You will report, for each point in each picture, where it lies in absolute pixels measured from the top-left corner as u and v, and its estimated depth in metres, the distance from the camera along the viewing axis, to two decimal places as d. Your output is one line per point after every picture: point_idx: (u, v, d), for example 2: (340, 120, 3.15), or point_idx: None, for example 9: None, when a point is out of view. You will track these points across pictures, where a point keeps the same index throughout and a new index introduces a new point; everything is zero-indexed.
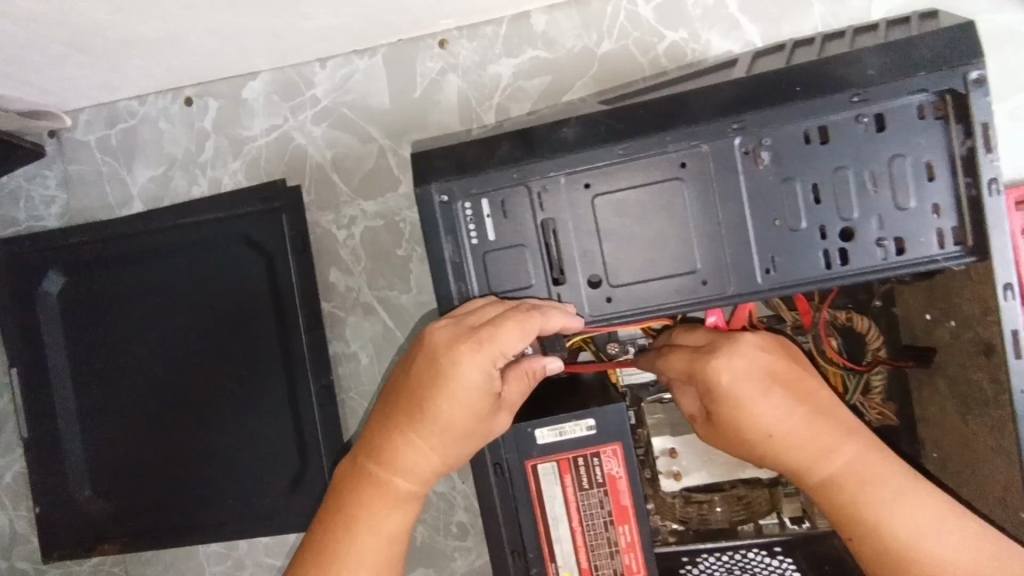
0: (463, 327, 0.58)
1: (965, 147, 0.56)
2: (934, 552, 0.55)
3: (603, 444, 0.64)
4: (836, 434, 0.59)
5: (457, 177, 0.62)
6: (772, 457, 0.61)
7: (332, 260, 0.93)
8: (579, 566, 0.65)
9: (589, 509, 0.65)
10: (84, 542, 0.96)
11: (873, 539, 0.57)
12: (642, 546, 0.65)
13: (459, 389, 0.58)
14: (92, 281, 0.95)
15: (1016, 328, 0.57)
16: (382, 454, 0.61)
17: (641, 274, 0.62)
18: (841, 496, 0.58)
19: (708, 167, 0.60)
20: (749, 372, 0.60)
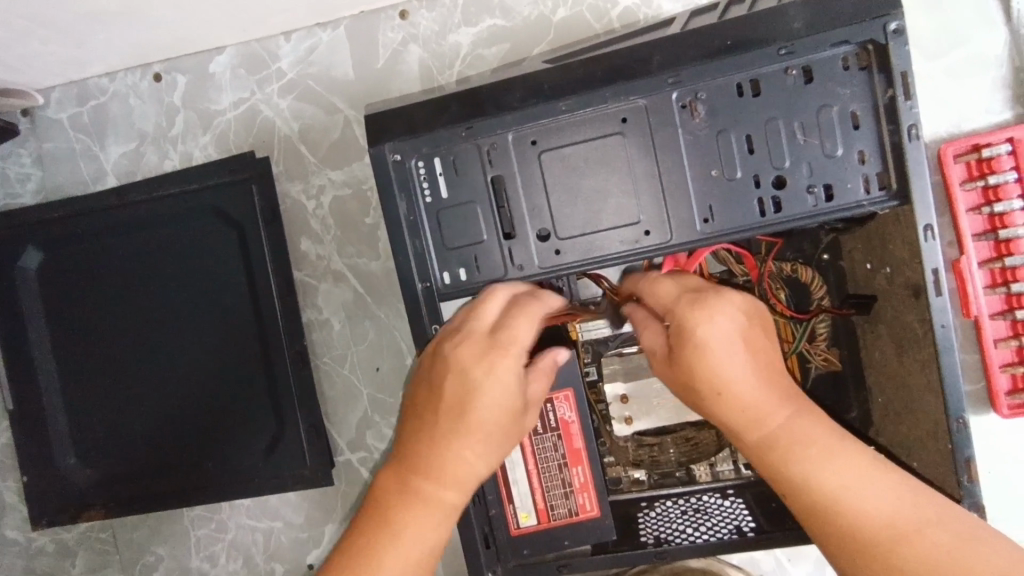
0: (483, 334, 0.62)
1: (887, 96, 0.59)
2: (857, 507, 0.55)
3: (556, 391, 0.70)
4: (780, 395, 0.61)
5: (409, 137, 0.65)
6: (718, 412, 0.62)
7: (302, 229, 0.96)
8: (536, 507, 0.69)
9: (544, 453, 0.70)
10: (71, 509, 0.99)
11: (804, 494, 0.58)
12: (595, 485, 0.70)
13: (497, 393, 0.61)
14: (69, 255, 0.98)
15: (936, 267, 0.60)
16: (427, 471, 0.61)
17: (587, 225, 0.65)
18: (779, 452, 0.59)
19: (647, 121, 0.63)
20: (719, 325, 0.61)
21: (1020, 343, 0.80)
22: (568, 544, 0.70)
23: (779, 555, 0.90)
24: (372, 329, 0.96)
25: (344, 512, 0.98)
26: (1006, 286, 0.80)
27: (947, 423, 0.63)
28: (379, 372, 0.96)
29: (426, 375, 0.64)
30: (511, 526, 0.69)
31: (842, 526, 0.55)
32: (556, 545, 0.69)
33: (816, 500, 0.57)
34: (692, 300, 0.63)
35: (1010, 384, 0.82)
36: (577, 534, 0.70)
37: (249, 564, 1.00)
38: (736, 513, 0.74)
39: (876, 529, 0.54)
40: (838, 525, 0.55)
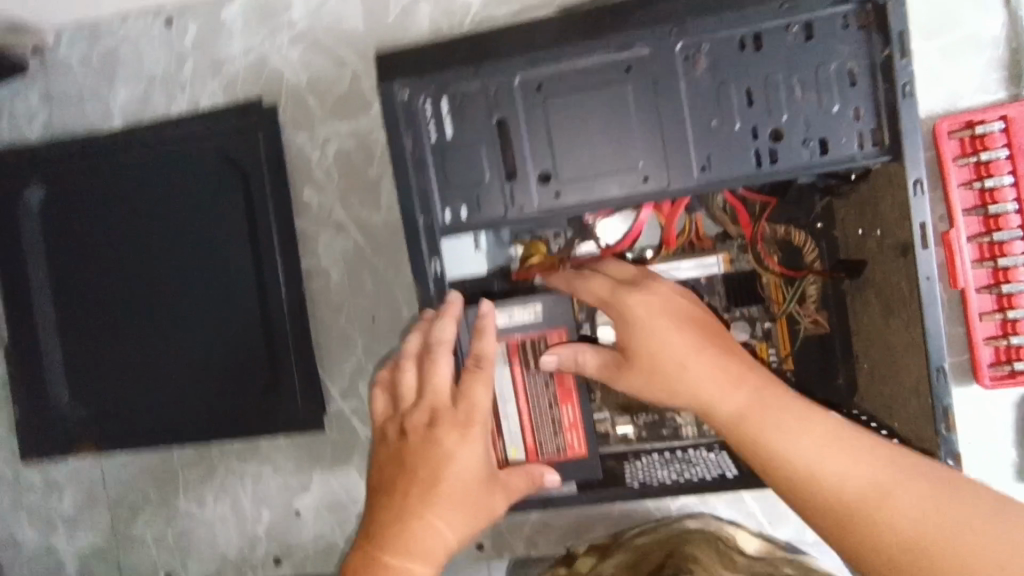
0: (438, 407, 0.68)
1: (884, 54, 0.61)
2: (834, 470, 0.55)
3: (549, 329, 0.70)
4: (734, 372, 0.63)
5: (420, 77, 0.67)
6: (680, 392, 0.64)
7: (305, 178, 0.97)
8: (524, 443, 0.71)
9: (535, 390, 0.71)
10: (63, 443, 1.00)
11: (780, 465, 0.57)
12: (584, 424, 0.71)
13: (461, 467, 0.66)
14: (71, 192, 0.99)
15: (924, 221, 0.63)
16: (398, 543, 0.65)
17: (588, 170, 0.68)
18: (747, 428, 0.59)
19: (650, 70, 0.65)
20: (653, 303, 0.67)
21: (1005, 316, 0.83)
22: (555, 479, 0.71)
23: (760, 519, 0.92)
24: (370, 280, 0.97)
25: (333, 459, 1.00)
26: (994, 260, 0.82)
27: (928, 374, 0.65)
28: (375, 323, 0.98)
29: (396, 452, 0.69)
30: (499, 459, 0.71)
31: (824, 495, 0.55)
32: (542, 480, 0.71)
33: (796, 471, 0.56)
34: (628, 295, 0.67)
35: (993, 356, 0.85)
36: (564, 470, 0.72)
37: (236, 508, 1.02)
38: (717, 466, 0.80)
39: (858, 491, 0.54)
40: (820, 495, 0.55)
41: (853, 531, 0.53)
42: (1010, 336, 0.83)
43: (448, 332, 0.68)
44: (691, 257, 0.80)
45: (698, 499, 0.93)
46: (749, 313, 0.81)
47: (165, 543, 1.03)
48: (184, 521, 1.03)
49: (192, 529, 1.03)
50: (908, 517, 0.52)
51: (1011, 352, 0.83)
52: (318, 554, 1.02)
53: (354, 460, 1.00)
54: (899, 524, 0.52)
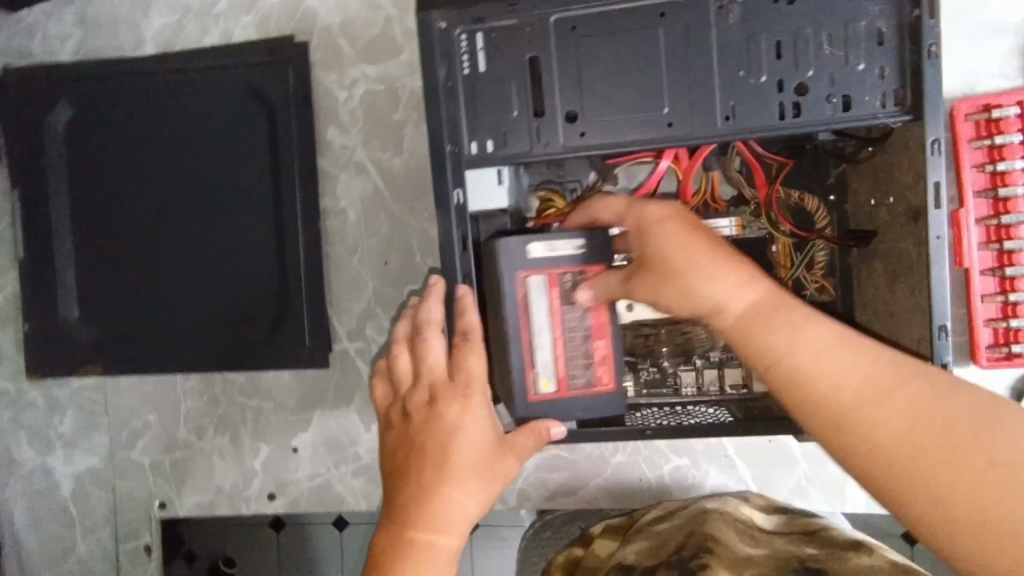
0: (436, 385, 0.69)
1: (913, 16, 0.64)
2: (836, 370, 0.50)
3: (591, 263, 0.69)
4: (745, 273, 0.57)
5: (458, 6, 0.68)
6: (685, 295, 0.59)
7: (331, 118, 0.98)
8: (557, 374, 0.69)
9: (571, 323, 0.69)
10: (69, 362, 1.01)
11: (783, 363, 0.52)
12: (615, 359, 0.70)
13: (466, 436, 0.66)
14: (98, 114, 1.00)
15: (938, 179, 0.65)
16: (421, 518, 0.65)
17: (614, 113, 0.69)
18: (751, 325, 0.55)
19: (683, 18, 0.67)
20: (663, 211, 0.62)
21: (1006, 298, 0.84)
22: (583, 414, 0.69)
23: (750, 484, 0.95)
24: (386, 222, 0.98)
25: (335, 399, 1.01)
26: (999, 242, 0.84)
27: (930, 333, 0.66)
28: (387, 266, 0.99)
29: (402, 433, 0.69)
30: (529, 391, 0.68)
31: (826, 396, 0.49)
32: (570, 413, 0.69)
33: (793, 368, 0.51)
34: (641, 207, 0.63)
35: (992, 338, 0.86)
36: (592, 405, 0.70)
37: (236, 440, 1.03)
38: (716, 415, 0.75)
39: (855, 388, 0.48)
40: (816, 393, 0.50)
41: (849, 432, 0.48)
42: (1010, 319, 0.84)
43: (434, 314, 0.70)
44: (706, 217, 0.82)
45: (689, 460, 0.96)
46: None
47: (161, 470, 1.04)
48: (182, 450, 1.04)
49: (190, 458, 1.04)
50: (901, 416, 0.46)
51: (1009, 334, 0.85)
52: (313, 492, 1.03)
53: (356, 401, 1.01)
54: (892, 424, 0.46)
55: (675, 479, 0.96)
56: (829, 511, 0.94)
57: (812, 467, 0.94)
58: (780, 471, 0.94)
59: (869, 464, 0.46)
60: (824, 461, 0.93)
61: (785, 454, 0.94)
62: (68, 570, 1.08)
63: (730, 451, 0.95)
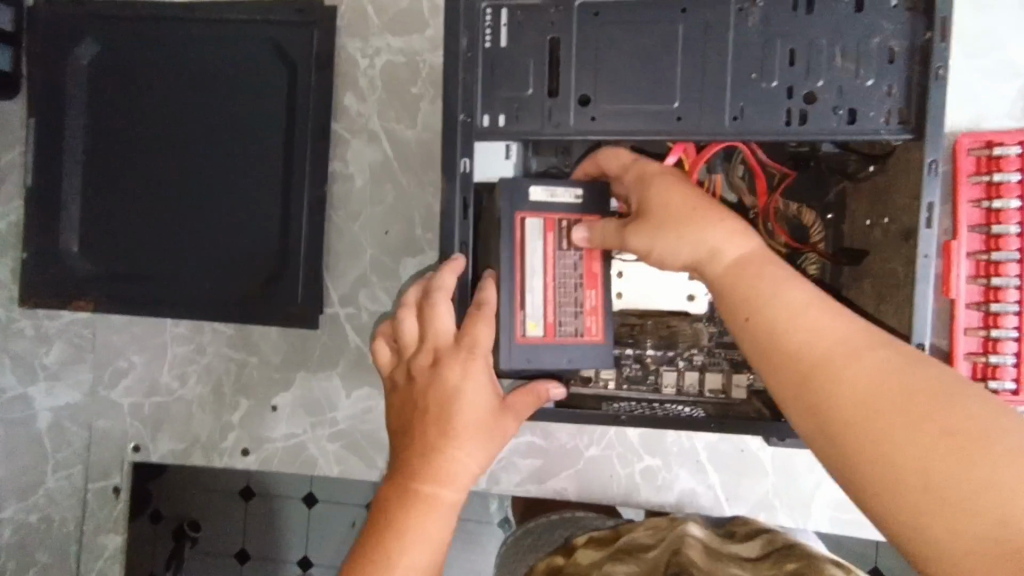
0: (439, 350, 0.68)
1: (925, 38, 0.65)
2: (815, 325, 0.52)
3: (586, 213, 0.70)
4: (741, 232, 0.60)
5: None
6: (682, 241, 0.61)
7: (349, 84, 1.00)
8: (545, 319, 0.69)
9: (564, 269, 0.70)
10: (61, 295, 1.01)
11: (767, 314, 0.54)
12: (604, 311, 0.71)
13: (467, 399, 0.67)
14: (124, 54, 1.01)
15: (932, 201, 0.66)
16: (425, 472, 0.67)
17: (624, 101, 0.68)
18: (738, 279, 0.57)
19: (703, 15, 0.67)
20: (663, 168, 0.67)
21: (988, 333, 0.86)
22: (569, 362, 0.69)
23: (718, 492, 0.95)
24: (391, 193, 1.00)
25: (319, 362, 1.02)
26: (987, 278, 0.86)
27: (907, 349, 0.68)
28: (387, 235, 1.00)
29: (409, 392, 0.70)
30: (517, 332, 0.68)
31: (805, 348, 0.51)
32: (556, 360, 0.69)
33: (773, 322, 0.54)
34: (645, 162, 0.67)
35: (970, 372, 0.87)
36: (579, 355, 0.70)
37: (217, 391, 1.03)
38: (693, 412, 0.75)
39: (829, 344, 0.50)
40: (790, 347, 0.52)
41: (816, 384, 0.49)
42: (990, 354, 0.86)
43: (448, 282, 0.67)
44: None
45: (661, 462, 0.96)
46: None
47: (140, 413, 1.04)
48: (163, 396, 1.04)
49: (169, 405, 1.04)
50: (872, 372, 0.48)
51: (987, 370, 0.86)
52: (287, 452, 1.03)
53: (339, 367, 1.01)
54: (854, 381, 0.48)
55: (645, 479, 0.97)
56: (793, 527, 0.94)
57: (781, 481, 0.94)
58: (748, 482, 0.95)
59: (829, 415, 0.48)
60: (794, 477, 0.94)
61: (755, 464, 0.95)
62: (33, 504, 1.08)
63: (702, 456, 0.96)
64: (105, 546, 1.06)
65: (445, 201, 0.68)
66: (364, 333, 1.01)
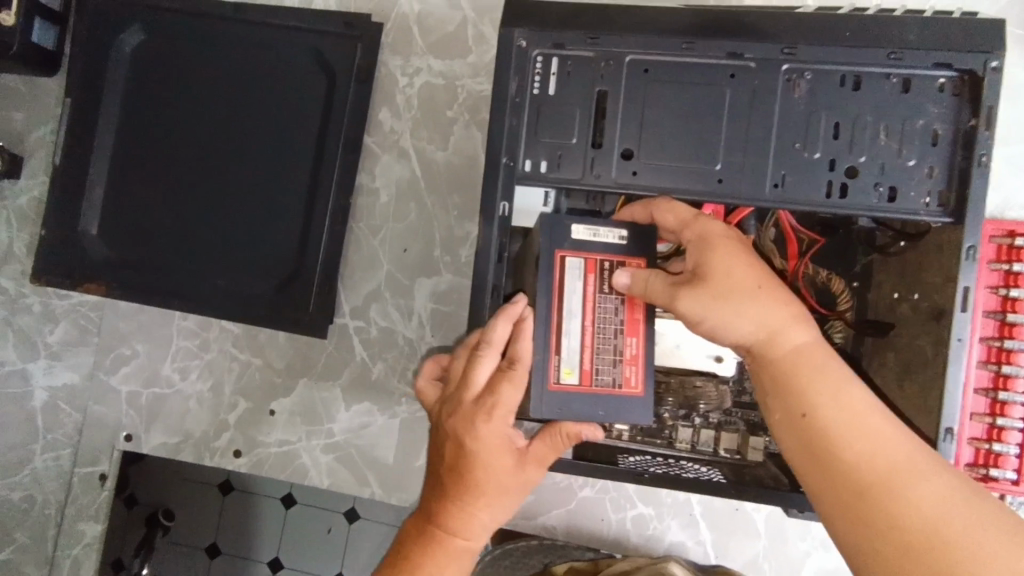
0: (468, 404, 0.66)
1: (969, 124, 0.65)
2: (877, 433, 0.54)
3: (630, 256, 0.66)
4: (799, 314, 0.60)
5: (542, 29, 0.69)
6: (747, 317, 0.60)
7: (386, 101, 1.00)
8: (580, 365, 0.64)
9: (603, 314, 0.65)
10: (73, 276, 1.01)
11: (830, 414, 0.56)
12: (645, 360, 0.65)
13: (489, 453, 0.66)
14: (167, 47, 1.02)
15: (968, 285, 0.66)
16: (443, 519, 0.68)
17: (668, 158, 0.69)
18: (798, 371, 0.58)
19: (752, 81, 0.68)
20: (726, 230, 0.63)
21: (994, 421, 0.86)
22: (604, 415, 0.64)
23: (708, 548, 0.94)
24: (415, 212, 1.00)
25: (322, 372, 1.02)
26: (998, 364, 0.86)
27: (935, 434, 0.67)
28: (405, 253, 1.00)
29: (435, 438, 0.70)
30: (550, 378, 0.63)
31: (867, 455, 0.54)
32: (589, 411, 0.64)
33: (833, 423, 0.56)
34: (708, 221, 0.64)
35: (972, 457, 0.88)
36: (616, 408, 0.64)
37: (217, 389, 1.03)
38: (709, 474, 0.75)
39: (892, 458, 0.53)
40: (849, 456, 0.54)
41: (872, 500, 0.52)
42: (994, 442, 0.86)
43: (502, 331, 0.62)
44: None
45: (654, 511, 0.96)
46: None
47: (136, 402, 1.03)
48: (162, 388, 1.03)
49: (167, 397, 1.03)
50: (936, 494, 0.51)
51: (990, 457, 0.87)
52: (278, 458, 1.02)
53: (343, 378, 1.01)
54: (919, 502, 0.51)
55: (636, 526, 0.96)
56: None
57: (771, 544, 0.94)
58: (739, 541, 0.94)
59: (886, 533, 0.51)
60: (785, 542, 0.93)
61: (749, 525, 0.94)
62: (17, 482, 1.07)
63: (695, 510, 0.95)
64: (83, 534, 1.04)
65: (482, 243, 0.69)
66: (371, 348, 1.01)
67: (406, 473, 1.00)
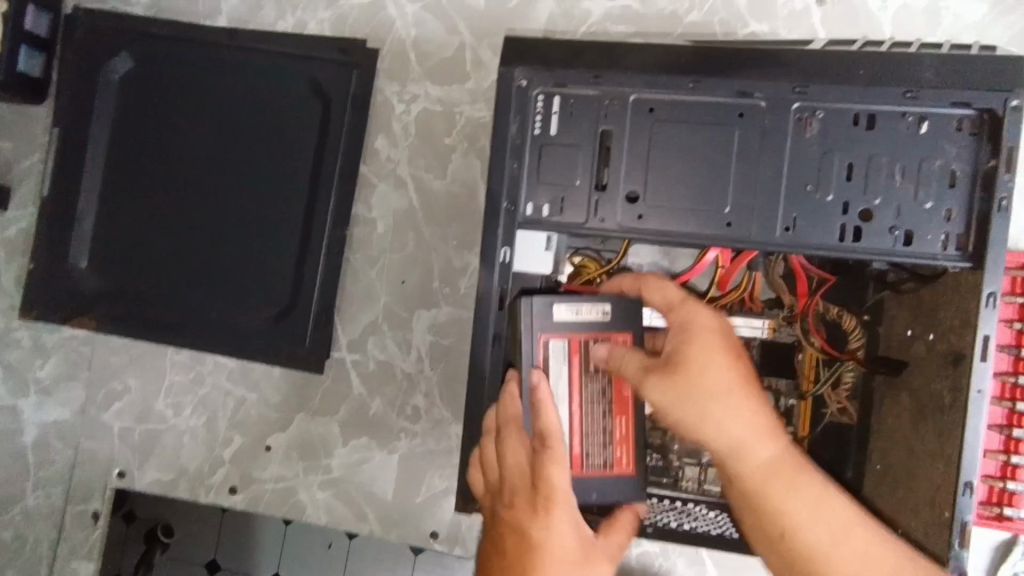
0: (528, 491, 0.65)
1: (988, 165, 0.63)
2: (844, 553, 0.59)
3: (615, 332, 0.68)
4: (770, 426, 0.62)
5: (542, 68, 0.67)
6: (719, 425, 0.62)
7: (382, 128, 0.97)
8: (571, 450, 0.67)
9: (592, 397, 0.68)
10: (63, 311, 0.99)
11: (803, 535, 0.60)
12: (634, 439, 0.69)
13: (554, 544, 0.64)
14: (157, 74, 0.99)
15: (989, 334, 0.63)
16: None
17: (675, 201, 0.67)
18: (768, 489, 0.61)
19: (761, 122, 0.66)
20: (712, 321, 0.64)
21: (1008, 458, 0.83)
22: (598, 496, 0.67)
23: None
24: (413, 242, 0.97)
25: (319, 406, 0.99)
26: (1013, 401, 0.83)
27: (955, 487, 0.64)
28: (403, 285, 0.97)
29: (492, 544, 0.67)
30: None
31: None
32: (584, 493, 0.67)
33: (810, 544, 0.60)
34: (695, 309, 0.65)
35: (985, 495, 0.85)
36: (608, 489, 0.68)
37: (211, 424, 1.00)
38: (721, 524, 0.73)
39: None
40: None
41: None
42: (1007, 480, 0.83)
43: (513, 410, 0.65)
44: (738, 312, 0.82)
45: (660, 549, 0.93)
46: (776, 386, 0.85)
47: (129, 439, 1.01)
48: (155, 423, 1.01)
49: (160, 433, 1.01)
50: None
51: (1004, 496, 0.84)
52: (275, 495, 0.99)
53: (340, 413, 0.99)
54: None
55: (641, 564, 0.93)
56: None
57: None
58: None
59: None
60: None
61: (757, 565, 0.91)
62: (8, 519, 1.04)
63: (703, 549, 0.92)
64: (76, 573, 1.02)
65: (482, 289, 0.67)
66: (368, 382, 0.98)
67: (405, 510, 0.98)
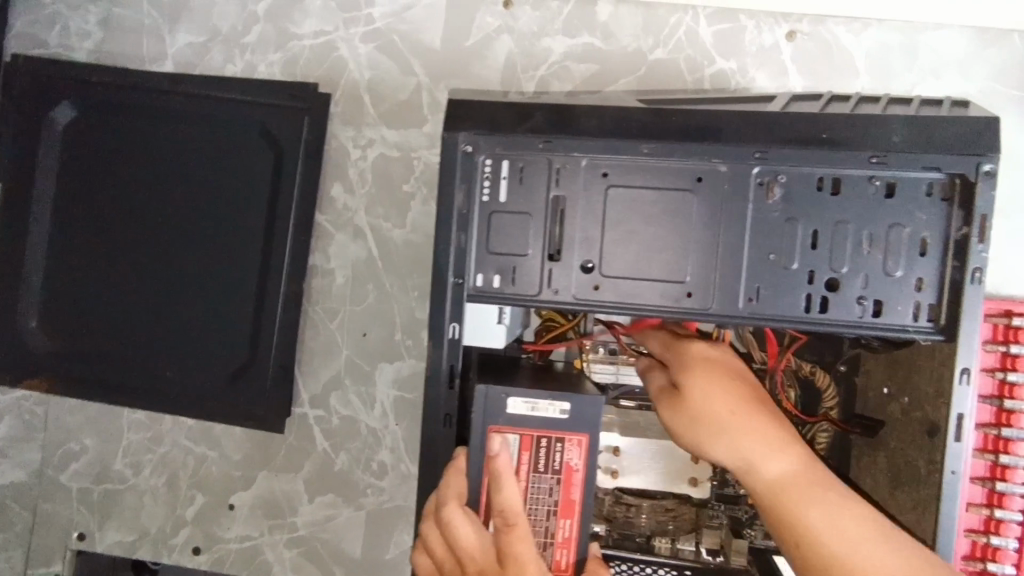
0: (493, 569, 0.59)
1: (961, 233, 0.59)
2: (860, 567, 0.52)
3: (570, 432, 0.61)
4: (783, 440, 0.57)
5: (487, 133, 0.63)
6: (719, 441, 0.57)
7: (338, 175, 0.94)
8: None
9: (537, 493, 0.61)
10: (19, 372, 0.97)
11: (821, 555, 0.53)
12: (578, 543, 0.62)
13: None
14: (102, 124, 0.95)
15: (962, 413, 0.60)
16: None
17: (632, 270, 0.63)
18: (782, 502, 0.55)
19: (721, 187, 0.62)
20: (703, 347, 0.61)
21: (991, 512, 0.80)
22: None
23: None
24: (373, 294, 0.93)
25: (281, 464, 0.96)
26: (995, 454, 0.80)
27: None
28: (365, 338, 0.94)
29: None
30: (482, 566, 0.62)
31: None
32: None
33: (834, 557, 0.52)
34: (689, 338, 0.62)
35: (968, 549, 0.82)
36: None
37: (172, 483, 0.97)
38: None
39: None
40: None
41: None
42: (992, 535, 0.80)
43: (454, 487, 0.60)
44: None
45: None
46: None
47: (89, 499, 0.99)
48: (115, 483, 0.98)
49: (120, 494, 0.98)
50: None
51: (988, 550, 0.81)
52: (240, 554, 0.97)
53: (303, 470, 0.95)
54: None
55: None
56: None
57: None
58: None
59: None
60: None
61: None
62: None
63: None
64: None
65: (432, 367, 0.64)
66: (332, 437, 0.95)
67: (374, 567, 0.95)
